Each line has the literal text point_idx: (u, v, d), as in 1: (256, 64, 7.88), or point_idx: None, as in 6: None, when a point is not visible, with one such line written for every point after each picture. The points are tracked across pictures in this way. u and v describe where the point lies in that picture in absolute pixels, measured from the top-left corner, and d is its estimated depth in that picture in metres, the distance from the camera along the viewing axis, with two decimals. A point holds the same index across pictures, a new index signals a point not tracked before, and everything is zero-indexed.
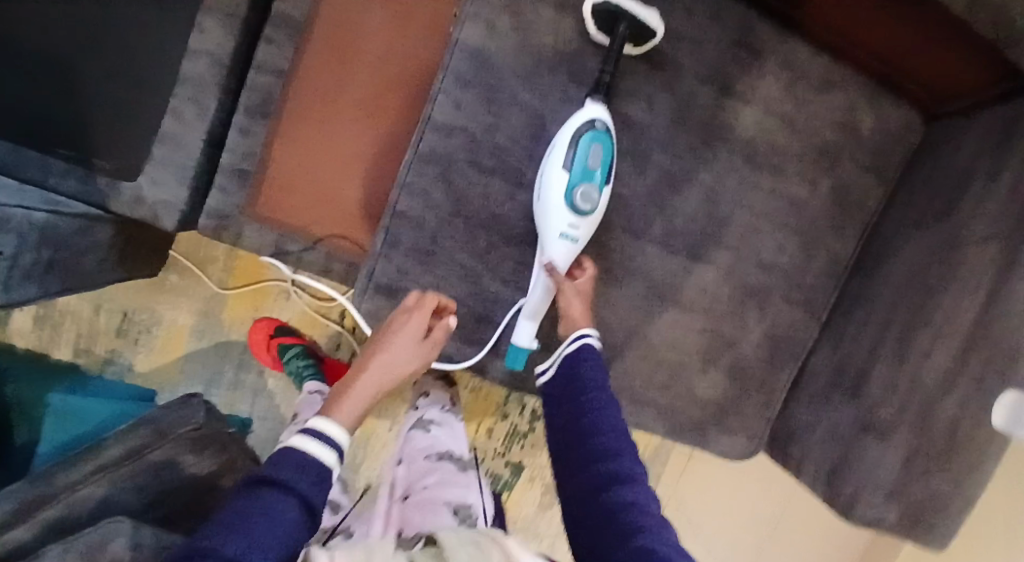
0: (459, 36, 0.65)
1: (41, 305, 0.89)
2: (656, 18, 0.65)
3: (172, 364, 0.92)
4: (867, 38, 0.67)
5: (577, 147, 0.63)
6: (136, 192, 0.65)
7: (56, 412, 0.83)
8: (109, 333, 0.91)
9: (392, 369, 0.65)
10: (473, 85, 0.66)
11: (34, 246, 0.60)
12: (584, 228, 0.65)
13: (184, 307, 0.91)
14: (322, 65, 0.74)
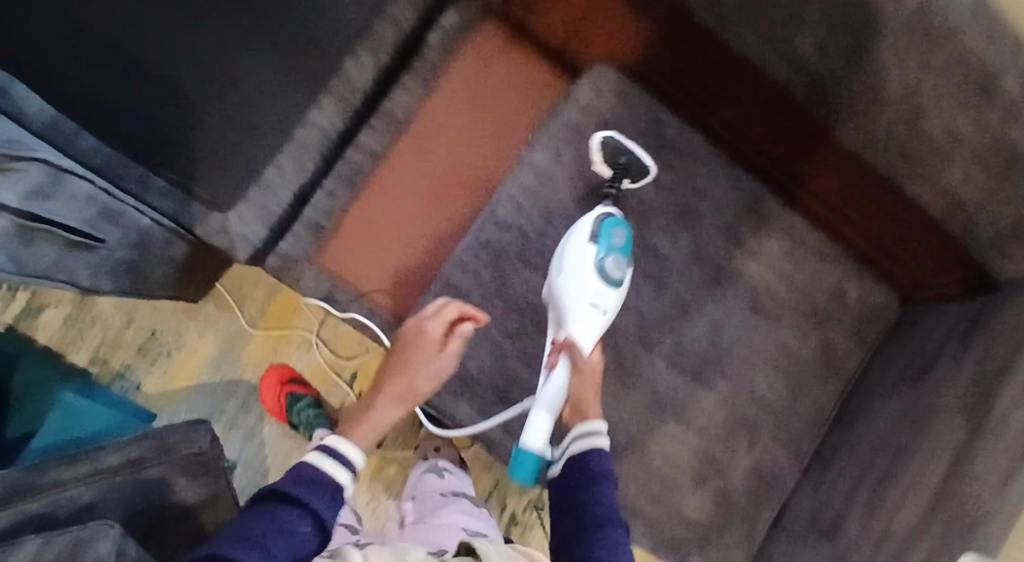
0: (530, 155, 0.79)
1: (75, 307, 0.92)
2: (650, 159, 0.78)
3: (180, 392, 0.94)
4: (858, 222, 0.82)
5: (603, 228, 0.73)
6: (221, 224, 0.70)
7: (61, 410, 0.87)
8: (131, 348, 0.93)
9: (411, 386, 0.72)
10: (534, 193, 0.78)
11: (133, 244, 0.68)
12: (613, 298, 0.73)
13: (210, 339, 0.95)
14: (413, 151, 0.87)
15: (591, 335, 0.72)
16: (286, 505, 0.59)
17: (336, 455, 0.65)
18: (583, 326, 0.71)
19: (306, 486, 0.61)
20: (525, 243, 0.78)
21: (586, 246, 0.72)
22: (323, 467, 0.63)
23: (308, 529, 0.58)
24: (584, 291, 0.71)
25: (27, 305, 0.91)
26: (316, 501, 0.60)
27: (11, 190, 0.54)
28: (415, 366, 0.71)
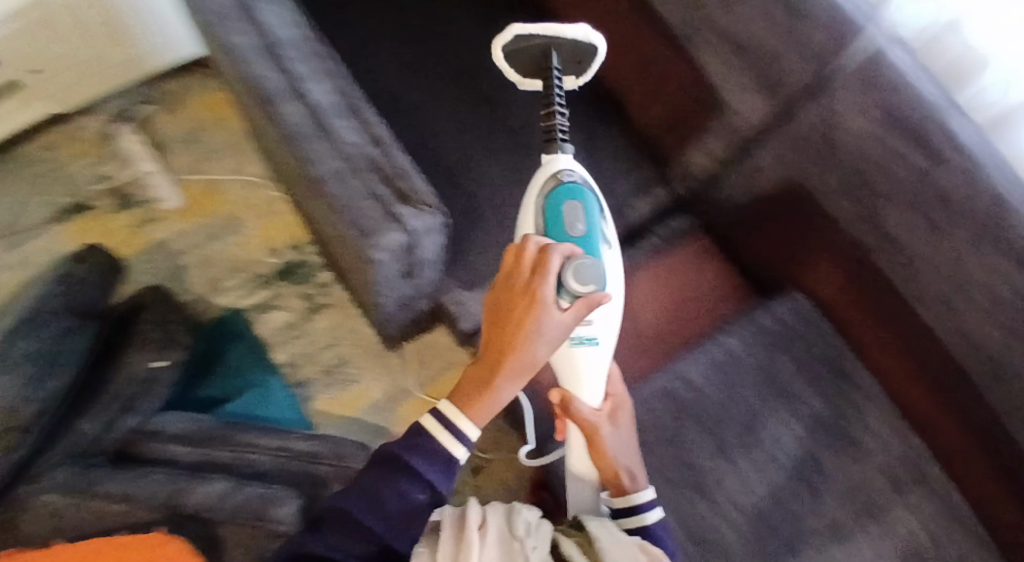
0: (724, 341, 0.93)
1: (298, 319, 1.13)
2: (588, 31, 0.77)
3: (337, 416, 1.09)
4: (999, 513, 0.86)
5: (543, 215, 0.74)
6: (463, 300, 0.88)
7: (256, 392, 1.07)
8: (319, 365, 1.11)
9: (534, 352, 0.65)
10: (721, 373, 0.91)
11: (421, 295, 0.89)
12: (598, 326, 0.73)
13: (379, 383, 1.11)
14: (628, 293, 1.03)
15: (600, 370, 0.75)
16: (403, 474, 0.63)
17: (448, 425, 0.66)
18: (583, 367, 0.74)
19: (420, 455, 0.64)
20: (694, 401, 0.89)
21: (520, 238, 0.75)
22: (434, 438, 0.66)
23: (421, 495, 0.63)
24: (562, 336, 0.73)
25: (264, 300, 1.14)
26: (428, 468, 0.64)
27: (434, 229, 0.72)
28: (533, 346, 0.64)
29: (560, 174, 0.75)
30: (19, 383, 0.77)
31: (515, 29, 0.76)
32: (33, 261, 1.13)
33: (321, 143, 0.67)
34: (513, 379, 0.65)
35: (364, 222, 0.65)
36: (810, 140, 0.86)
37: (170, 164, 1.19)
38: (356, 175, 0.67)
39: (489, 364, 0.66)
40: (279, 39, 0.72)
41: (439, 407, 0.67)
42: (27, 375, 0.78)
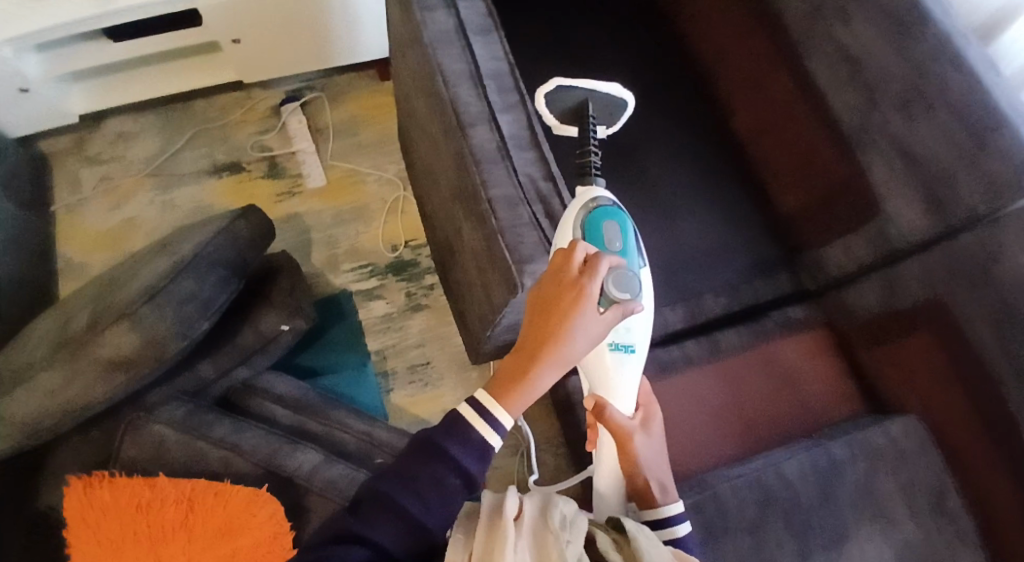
0: (828, 444, 0.90)
1: (399, 314, 1.17)
2: (619, 90, 1.03)
3: (410, 414, 1.11)
4: None
5: (583, 230, 0.71)
6: None
7: (345, 373, 1.11)
8: (406, 361, 1.14)
9: (574, 350, 0.61)
10: (817, 474, 0.87)
11: None
12: (635, 334, 0.72)
13: (457, 393, 1.13)
14: (744, 367, 1.00)
15: (632, 380, 0.73)
16: (436, 459, 0.57)
17: (484, 414, 0.60)
18: (615, 372, 0.72)
19: (458, 441, 0.58)
20: (784, 498, 0.85)
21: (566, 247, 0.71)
22: (472, 425, 0.59)
23: (457, 482, 0.57)
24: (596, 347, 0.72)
25: (372, 289, 1.18)
26: (467, 458, 0.58)
27: None
28: (571, 337, 0.60)
29: (595, 199, 0.72)
30: (168, 322, 0.74)
31: (557, 80, 0.96)
32: (181, 206, 1.22)
33: (502, 170, 0.76)
34: (551, 375, 0.61)
35: (524, 250, 0.73)
36: (966, 266, 0.84)
37: (324, 149, 1.28)
38: (524, 205, 0.75)
39: (527, 358, 0.60)
40: (487, 72, 0.82)
41: (474, 395, 0.61)
42: (175, 312, 0.75)
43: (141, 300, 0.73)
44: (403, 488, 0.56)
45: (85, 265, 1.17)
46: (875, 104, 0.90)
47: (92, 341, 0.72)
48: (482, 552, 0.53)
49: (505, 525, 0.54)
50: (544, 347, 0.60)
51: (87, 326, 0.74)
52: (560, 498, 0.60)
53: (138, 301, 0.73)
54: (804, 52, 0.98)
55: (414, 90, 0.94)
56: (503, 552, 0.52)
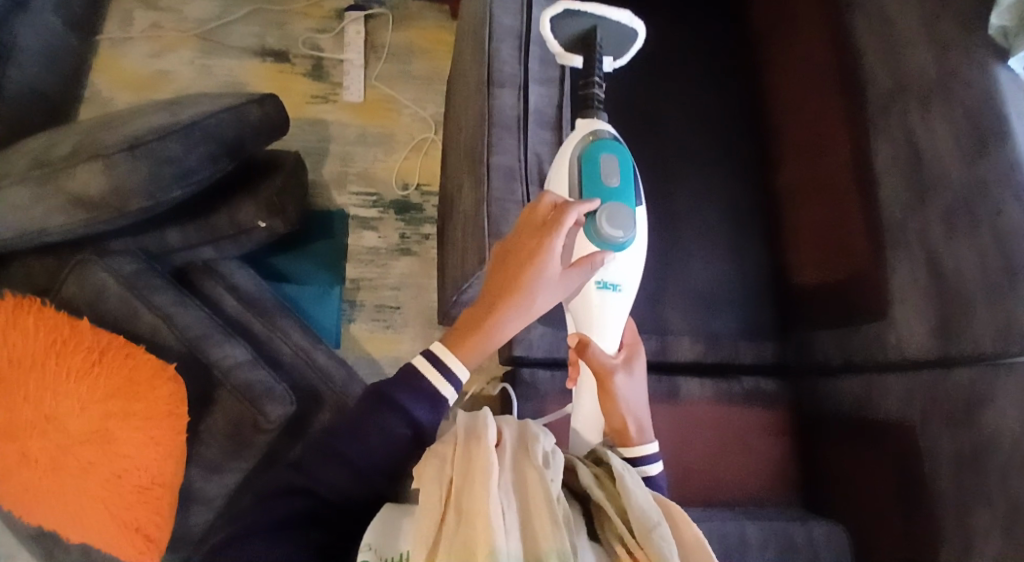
0: (746, 526, 0.86)
1: (385, 250, 1.15)
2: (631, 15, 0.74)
3: (363, 350, 1.10)
4: None
5: (583, 166, 0.72)
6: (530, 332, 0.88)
7: (315, 289, 1.10)
8: (377, 298, 1.13)
9: (540, 298, 0.65)
10: (725, 549, 0.83)
11: None
12: (620, 275, 0.73)
13: (415, 346, 1.12)
14: (706, 419, 0.97)
15: (617, 317, 0.73)
16: (388, 407, 0.57)
17: (439, 365, 0.61)
18: (600, 310, 0.73)
19: (409, 391, 0.59)
20: None
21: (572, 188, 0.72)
22: (423, 375, 0.60)
23: (405, 432, 0.57)
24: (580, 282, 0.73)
25: (368, 218, 1.17)
26: (418, 405, 0.59)
27: None
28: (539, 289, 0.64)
29: (594, 133, 0.73)
30: (141, 176, 0.73)
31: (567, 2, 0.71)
32: (217, 75, 1.21)
33: (513, 140, 0.74)
34: (515, 322, 0.64)
35: (505, 226, 0.72)
36: (948, 402, 0.79)
37: (372, 67, 1.26)
38: (521, 184, 0.75)
39: (493, 304, 0.64)
40: (537, 39, 0.79)
41: (430, 349, 0.62)
42: (151, 168, 0.74)
43: (122, 146, 0.72)
44: (350, 440, 0.56)
45: (109, 102, 1.17)
46: (922, 207, 0.85)
47: (65, 171, 0.72)
48: (461, 482, 0.52)
49: (489, 452, 0.52)
50: (512, 293, 0.63)
51: (66, 154, 0.74)
52: (540, 429, 0.59)
53: (118, 146, 0.72)
54: (872, 129, 0.93)
55: (466, 36, 0.91)
56: (486, 487, 0.50)
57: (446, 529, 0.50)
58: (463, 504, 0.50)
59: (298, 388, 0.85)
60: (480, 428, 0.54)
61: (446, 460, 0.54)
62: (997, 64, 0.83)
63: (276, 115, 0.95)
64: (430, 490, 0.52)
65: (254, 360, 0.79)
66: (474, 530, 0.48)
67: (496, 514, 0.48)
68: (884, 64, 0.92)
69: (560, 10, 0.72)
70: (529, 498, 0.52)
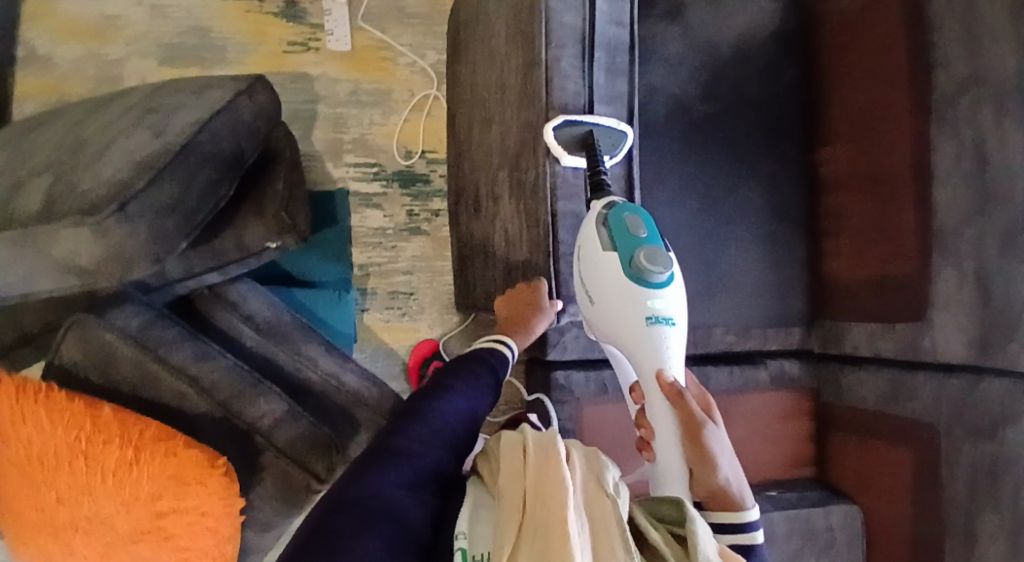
0: (771, 516, 0.93)
1: (393, 230, 1.06)
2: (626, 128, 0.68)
3: (378, 339, 1.05)
4: None
5: (608, 232, 0.65)
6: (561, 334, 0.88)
7: (325, 288, 1.01)
8: (389, 284, 1.05)
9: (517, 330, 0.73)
10: None
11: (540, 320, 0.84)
12: (669, 303, 0.65)
13: (432, 331, 1.07)
14: (735, 408, 1.00)
15: (679, 348, 0.66)
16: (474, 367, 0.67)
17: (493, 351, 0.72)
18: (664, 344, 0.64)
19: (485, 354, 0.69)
20: None
21: (601, 260, 0.65)
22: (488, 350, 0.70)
23: (489, 381, 0.66)
24: (629, 319, 0.64)
25: (372, 194, 1.05)
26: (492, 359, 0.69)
27: None
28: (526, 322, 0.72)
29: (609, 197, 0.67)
30: (139, 239, 0.61)
31: (564, 114, 0.66)
32: (173, 19, 1.00)
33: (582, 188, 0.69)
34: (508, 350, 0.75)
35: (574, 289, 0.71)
36: (973, 414, 0.82)
37: (359, 3, 1.06)
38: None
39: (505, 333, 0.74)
40: (603, 40, 0.67)
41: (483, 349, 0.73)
42: (150, 226, 0.61)
43: (110, 207, 0.57)
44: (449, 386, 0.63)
45: (51, 60, 0.97)
46: (981, 216, 0.81)
47: (40, 232, 0.57)
48: (536, 492, 0.48)
49: (563, 470, 0.49)
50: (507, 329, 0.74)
51: (37, 211, 0.58)
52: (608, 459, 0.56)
53: (107, 204, 0.57)
54: (935, 120, 0.86)
55: (499, 12, 0.76)
56: (562, 504, 0.47)
57: (517, 549, 0.46)
58: (537, 519, 0.47)
59: (332, 419, 0.80)
60: (551, 443, 0.52)
61: (516, 469, 0.51)
62: None
63: (269, 104, 0.79)
64: (503, 502, 0.49)
65: (291, 410, 0.73)
66: (550, 556, 0.44)
67: (574, 535, 0.45)
68: (961, 48, 0.83)
69: (564, 123, 0.66)
70: (599, 523, 0.49)
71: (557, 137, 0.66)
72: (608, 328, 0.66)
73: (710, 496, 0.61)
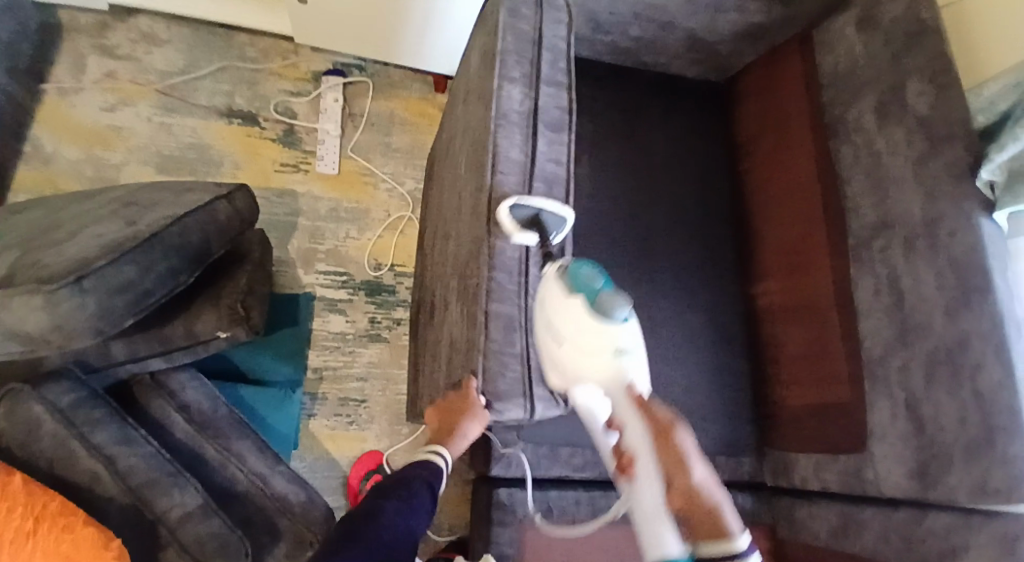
0: None
1: (352, 337, 1.09)
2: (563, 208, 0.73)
3: (320, 447, 1.02)
4: None
5: (569, 278, 0.66)
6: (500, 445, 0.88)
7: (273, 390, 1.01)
8: (340, 389, 1.06)
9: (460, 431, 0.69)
10: None
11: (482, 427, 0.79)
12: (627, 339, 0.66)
13: (378, 439, 1.05)
14: None
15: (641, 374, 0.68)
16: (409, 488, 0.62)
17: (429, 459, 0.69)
18: (631, 376, 0.66)
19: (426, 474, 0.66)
20: None
21: (568, 305, 0.65)
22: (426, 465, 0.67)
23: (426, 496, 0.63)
24: (601, 359, 0.65)
25: (337, 301, 1.10)
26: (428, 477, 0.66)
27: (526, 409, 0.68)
28: (467, 419, 0.67)
29: (563, 263, 0.69)
30: (87, 312, 0.63)
31: (510, 200, 0.70)
32: (177, 135, 1.12)
33: (515, 287, 0.70)
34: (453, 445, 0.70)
35: (502, 384, 0.66)
36: (924, 549, 0.80)
37: (349, 137, 1.20)
38: (520, 334, 0.69)
39: (445, 433, 0.70)
40: (541, 173, 0.74)
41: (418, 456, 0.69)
42: (101, 301, 0.64)
43: (67, 278, 0.61)
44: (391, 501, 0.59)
45: (54, 158, 1.06)
46: (906, 348, 0.86)
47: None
48: None
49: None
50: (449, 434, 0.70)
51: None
52: None
53: (64, 276, 0.61)
54: (855, 264, 0.94)
55: (461, 142, 0.87)
56: None
57: None
58: None
59: (251, 522, 0.78)
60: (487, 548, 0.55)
61: None
62: (983, 215, 0.82)
63: (247, 206, 0.86)
64: None
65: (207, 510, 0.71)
66: None
67: None
68: (870, 197, 0.94)
69: (514, 210, 0.70)
70: None
71: (511, 216, 0.70)
72: (582, 374, 0.66)
73: (688, 500, 0.61)
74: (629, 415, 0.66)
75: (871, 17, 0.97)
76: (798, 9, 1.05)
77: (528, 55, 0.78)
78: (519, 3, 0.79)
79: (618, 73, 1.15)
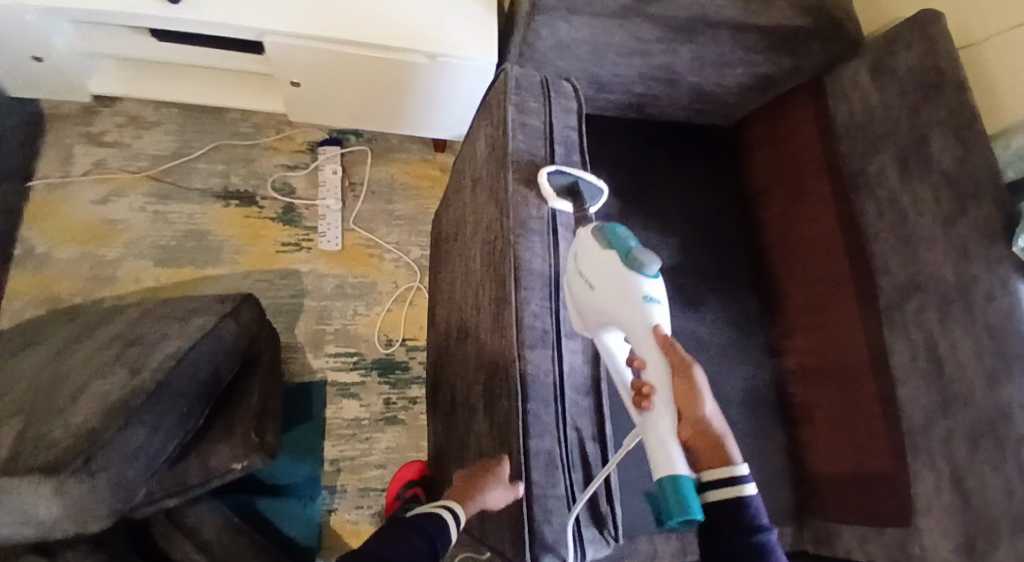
0: None
1: (369, 422, 1.06)
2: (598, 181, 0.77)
3: (344, 542, 0.99)
4: None
5: (605, 236, 0.65)
6: None
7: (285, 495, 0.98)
8: (359, 478, 1.03)
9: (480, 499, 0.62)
10: None
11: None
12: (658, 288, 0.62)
13: None
14: None
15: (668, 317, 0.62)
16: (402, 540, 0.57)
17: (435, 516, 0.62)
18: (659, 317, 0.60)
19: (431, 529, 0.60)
20: None
21: (600, 258, 0.64)
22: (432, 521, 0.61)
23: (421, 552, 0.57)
24: (627, 296, 0.60)
25: (351, 384, 1.07)
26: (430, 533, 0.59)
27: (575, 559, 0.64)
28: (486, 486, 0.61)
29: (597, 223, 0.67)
30: (99, 493, 0.59)
31: (548, 168, 0.73)
32: (174, 224, 1.08)
33: (552, 416, 0.66)
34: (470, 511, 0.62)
35: (549, 533, 0.61)
36: None
37: (351, 208, 1.16)
38: (562, 471, 0.64)
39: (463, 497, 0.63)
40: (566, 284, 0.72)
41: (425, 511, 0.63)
42: (110, 476, 0.60)
43: (75, 464, 0.56)
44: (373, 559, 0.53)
45: (49, 260, 1.03)
46: (947, 418, 0.82)
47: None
48: None
49: None
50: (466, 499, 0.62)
51: None
52: None
53: (75, 458, 0.57)
54: (889, 328, 0.91)
55: (473, 235, 0.84)
56: None
57: None
58: None
59: None
60: None
61: None
62: (1019, 280, 0.79)
63: (252, 320, 0.85)
64: None
65: None
66: None
67: None
68: (897, 256, 0.90)
69: (554, 176, 0.72)
70: None
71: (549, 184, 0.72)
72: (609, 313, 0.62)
73: (700, 434, 0.55)
74: (649, 352, 0.59)
75: (883, 66, 0.94)
76: (805, 58, 1.02)
77: (540, 153, 0.75)
78: (526, 97, 0.77)
79: (625, 129, 1.12)
